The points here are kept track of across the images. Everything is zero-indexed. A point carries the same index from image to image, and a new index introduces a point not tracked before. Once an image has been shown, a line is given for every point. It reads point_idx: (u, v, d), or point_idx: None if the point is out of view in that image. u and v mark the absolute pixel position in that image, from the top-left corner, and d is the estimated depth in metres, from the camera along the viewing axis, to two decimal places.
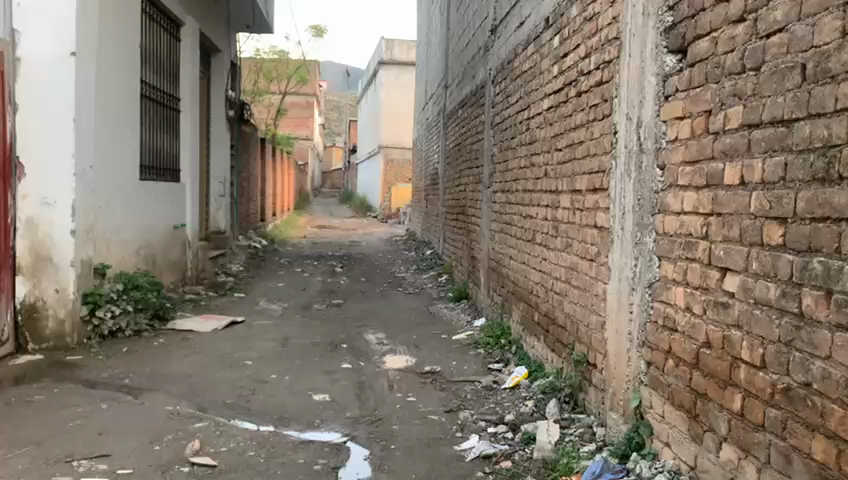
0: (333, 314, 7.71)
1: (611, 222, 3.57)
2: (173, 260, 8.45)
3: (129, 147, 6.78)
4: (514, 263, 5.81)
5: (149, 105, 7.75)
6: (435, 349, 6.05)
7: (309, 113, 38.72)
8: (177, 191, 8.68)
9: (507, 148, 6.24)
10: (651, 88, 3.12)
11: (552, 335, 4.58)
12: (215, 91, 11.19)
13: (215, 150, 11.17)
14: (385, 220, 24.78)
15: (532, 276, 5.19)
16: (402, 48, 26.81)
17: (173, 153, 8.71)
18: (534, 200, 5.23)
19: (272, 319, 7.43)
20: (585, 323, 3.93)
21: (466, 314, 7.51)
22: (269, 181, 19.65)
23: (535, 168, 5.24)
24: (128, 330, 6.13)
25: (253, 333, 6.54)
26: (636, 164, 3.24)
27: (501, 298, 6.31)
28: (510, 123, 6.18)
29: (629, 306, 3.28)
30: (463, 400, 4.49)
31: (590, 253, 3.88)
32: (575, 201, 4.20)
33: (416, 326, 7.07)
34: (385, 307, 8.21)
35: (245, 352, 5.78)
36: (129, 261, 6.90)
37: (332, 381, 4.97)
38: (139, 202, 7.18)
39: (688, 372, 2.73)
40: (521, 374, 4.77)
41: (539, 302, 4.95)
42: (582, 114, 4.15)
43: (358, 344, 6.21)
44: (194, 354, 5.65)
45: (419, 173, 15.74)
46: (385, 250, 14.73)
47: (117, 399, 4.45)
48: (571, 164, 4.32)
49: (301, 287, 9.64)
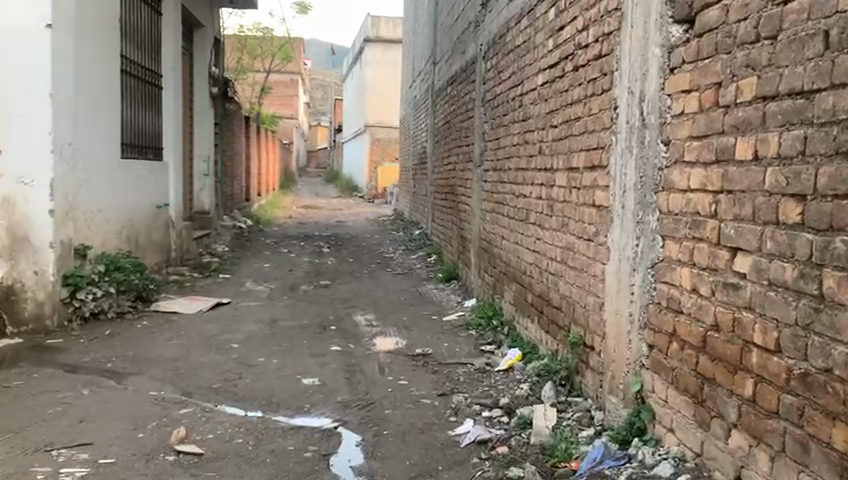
0: (322, 295, 7.58)
1: (611, 201, 3.45)
2: (156, 241, 8.26)
3: (109, 124, 6.57)
4: (506, 243, 5.69)
5: (129, 80, 7.51)
6: (425, 331, 5.94)
7: (294, 92, 38.23)
8: (160, 170, 8.47)
9: (499, 126, 6.10)
10: (655, 60, 2.99)
11: (546, 316, 4.49)
12: (198, 67, 10.92)
13: (198, 127, 10.94)
14: (372, 200, 24.59)
15: (525, 256, 5.08)
16: (388, 25, 26.49)
17: (156, 130, 8.49)
18: (527, 178, 5.09)
19: (259, 300, 7.28)
20: (581, 304, 3.83)
21: (456, 295, 7.41)
22: (255, 160, 19.41)
23: (528, 146, 5.10)
24: (111, 312, 5.95)
25: (239, 315, 6.40)
26: (638, 140, 3.11)
27: (492, 279, 6.20)
28: (503, 100, 6.03)
29: (630, 288, 3.18)
30: (456, 383, 4.39)
31: (588, 232, 3.76)
32: (572, 179, 4.07)
33: (406, 308, 6.95)
34: (374, 287, 8.09)
35: (232, 334, 5.64)
36: (111, 242, 6.71)
37: (321, 364, 4.85)
38: (120, 181, 6.99)
39: (694, 355, 2.63)
40: (515, 356, 4.68)
41: (533, 282, 4.84)
42: (579, 89, 4.01)
43: (347, 325, 6.09)
44: (179, 337, 5.50)
45: (407, 152, 15.57)
46: (372, 230, 14.58)
47: (99, 384, 4.31)
48: (568, 141, 4.18)
49: (287, 268, 9.48)
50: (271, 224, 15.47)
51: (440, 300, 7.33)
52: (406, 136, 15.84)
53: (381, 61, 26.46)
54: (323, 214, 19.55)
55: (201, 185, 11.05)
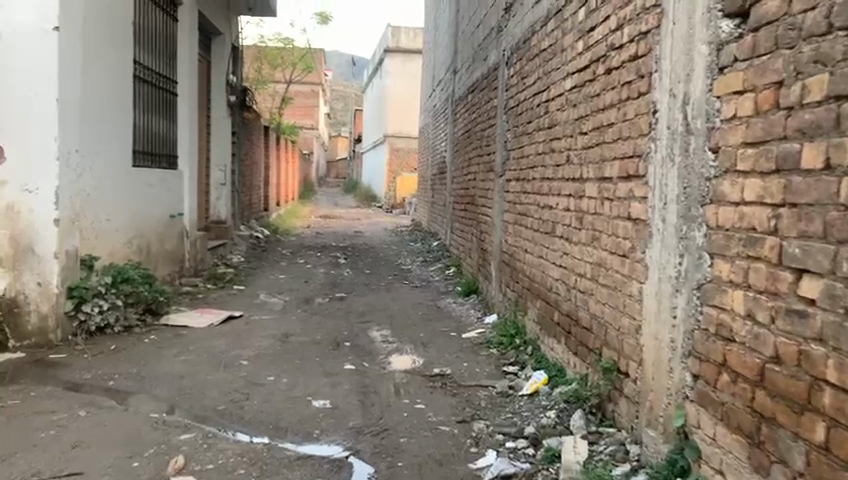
0: (337, 308, 7.31)
1: (649, 214, 3.16)
2: (169, 251, 8.06)
3: (119, 132, 6.39)
4: (530, 257, 5.41)
5: (143, 86, 7.33)
6: (444, 348, 5.66)
7: (314, 102, 38.21)
8: (174, 179, 8.29)
9: (523, 134, 5.82)
10: (701, 59, 2.70)
11: (575, 337, 4.20)
12: (215, 74, 10.76)
13: (215, 136, 10.77)
14: (390, 210, 24.34)
15: (551, 272, 4.79)
16: (409, 35, 26.31)
17: (170, 138, 8.32)
18: (554, 188, 4.81)
19: (272, 313, 7.03)
20: (615, 326, 3.56)
21: (476, 310, 7.12)
22: (273, 170, 19.29)
23: (554, 155, 4.83)
24: (119, 326, 5.72)
25: (250, 329, 6.14)
26: (682, 147, 2.83)
27: (515, 294, 5.90)
28: (527, 107, 5.75)
29: (672, 311, 2.89)
30: (477, 409, 4.10)
31: (622, 248, 3.48)
32: (603, 190, 3.79)
33: (424, 323, 6.66)
34: (391, 301, 7.81)
35: (242, 350, 5.39)
36: (120, 252, 6.51)
37: (334, 384, 4.57)
38: (130, 190, 6.80)
39: (749, 390, 2.33)
40: (540, 379, 4.38)
41: (560, 300, 4.55)
42: (612, 94, 3.74)
43: (361, 342, 5.82)
44: (187, 353, 5.26)
45: (426, 161, 15.32)
46: (390, 240, 14.30)
47: (98, 404, 4.06)
48: (600, 148, 3.90)
49: (303, 279, 9.24)
50: (289, 234, 15.26)
51: (459, 315, 7.03)
52: (425, 146, 15.58)
53: (401, 70, 26.28)
54: (341, 224, 19.32)
55: (217, 195, 10.87)
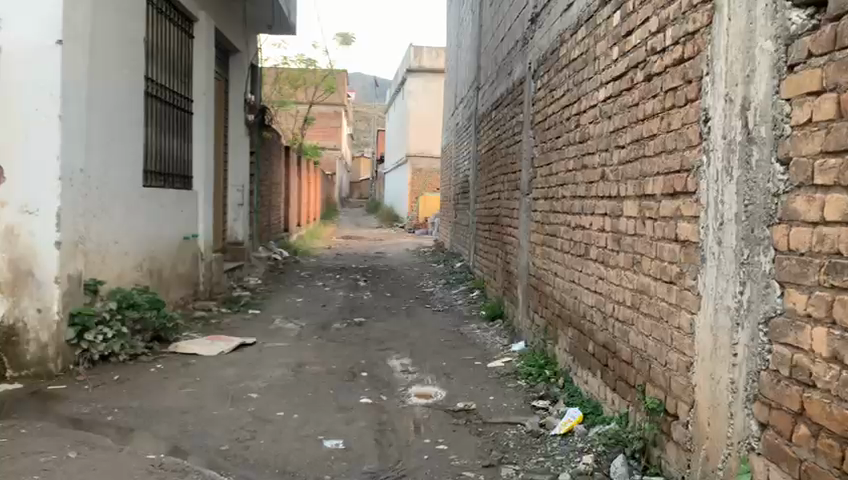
0: (354, 335, 6.96)
1: (702, 236, 2.79)
2: (182, 274, 7.79)
3: (129, 150, 6.16)
4: (560, 281, 5.04)
5: (155, 104, 7.10)
6: (467, 379, 5.28)
7: (336, 123, 38.25)
8: (188, 200, 8.04)
9: (552, 149, 5.47)
10: (765, 57, 2.34)
11: (613, 371, 3.84)
12: (234, 93, 10.57)
13: (234, 156, 10.56)
14: (413, 230, 24.03)
15: (584, 298, 4.42)
16: (431, 55, 26.12)
17: (184, 158, 8.09)
18: (586, 207, 4.44)
19: (287, 340, 6.69)
20: (661, 362, 3.18)
21: (501, 337, 6.73)
22: (294, 191, 19.11)
23: (587, 171, 4.47)
24: (124, 354, 5.42)
25: (263, 358, 5.81)
26: (742, 159, 2.46)
27: (544, 321, 5.52)
28: (555, 122, 5.41)
29: (732, 348, 2.50)
30: (505, 451, 3.72)
31: (668, 273, 3.11)
32: (645, 209, 3.43)
33: (446, 351, 6.29)
34: (412, 326, 7.44)
35: (252, 381, 5.05)
36: (129, 276, 6.24)
37: (348, 421, 4.20)
38: (141, 211, 6.55)
39: (838, 448, 1.94)
40: (575, 417, 3.99)
41: (595, 329, 4.17)
42: (654, 102, 3.39)
43: (379, 371, 5.46)
44: (193, 385, 4.93)
45: (448, 181, 15.01)
46: (411, 262, 13.97)
47: (92, 443, 3.73)
48: (639, 163, 3.54)
49: (321, 303, 8.91)
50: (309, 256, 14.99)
51: (483, 342, 6.65)
52: (448, 165, 15.28)
53: (424, 90, 26.09)
54: (362, 245, 19.04)
55: (235, 216, 10.63)
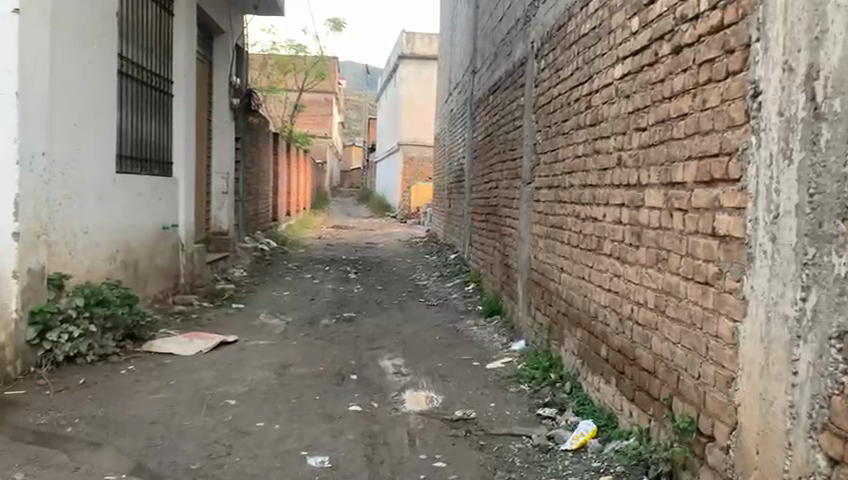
0: (344, 332, 6.53)
1: (750, 231, 2.38)
2: (160, 266, 7.34)
3: (101, 133, 5.70)
4: (567, 276, 4.64)
5: (131, 84, 6.63)
6: (466, 383, 4.88)
7: (327, 111, 37.68)
8: (168, 187, 7.59)
9: (557, 134, 5.06)
10: (841, 15, 1.93)
11: (631, 380, 3.45)
12: (218, 75, 10.08)
13: (218, 142, 10.09)
14: (405, 220, 23.56)
15: (596, 297, 4.02)
16: (424, 41, 25.57)
17: (164, 143, 7.63)
18: (599, 197, 4.04)
19: (271, 337, 6.25)
20: (693, 373, 2.78)
21: (500, 334, 6.33)
22: (283, 179, 18.60)
23: (600, 156, 4.06)
24: (92, 355, 4.97)
25: (244, 358, 5.38)
26: (808, 140, 2.07)
27: (548, 320, 5.11)
28: (561, 104, 4.99)
29: (793, 364, 2.11)
30: (510, 470, 3.31)
31: (704, 273, 2.71)
32: (673, 198, 3.03)
33: (442, 350, 5.87)
34: (404, 323, 7.02)
35: (231, 385, 4.62)
36: (100, 269, 5.79)
37: (335, 433, 3.78)
38: (114, 199, 6.09)
39: None
40: (587, 431, 3.59)
41: (609, 332, 3.78)
42: (685, 77, 2.98)
43: (370, 374, 5.04)
44: (166, 389, 4.49)
45: (442, 169, 14.55)
46: (403, 253, 13.52)
47: (44, 462, 3.30)
48: (666, 147, 3.14)
49: (309, 296, 8.47)
50: (299, 246, 14.53)
51: (481, 340, 6.23)
52: (441, 154, 14.81)
53: (416, 78, 25.55)
54: (354, 235, 18.57)
55: (219, 204, 10.16)
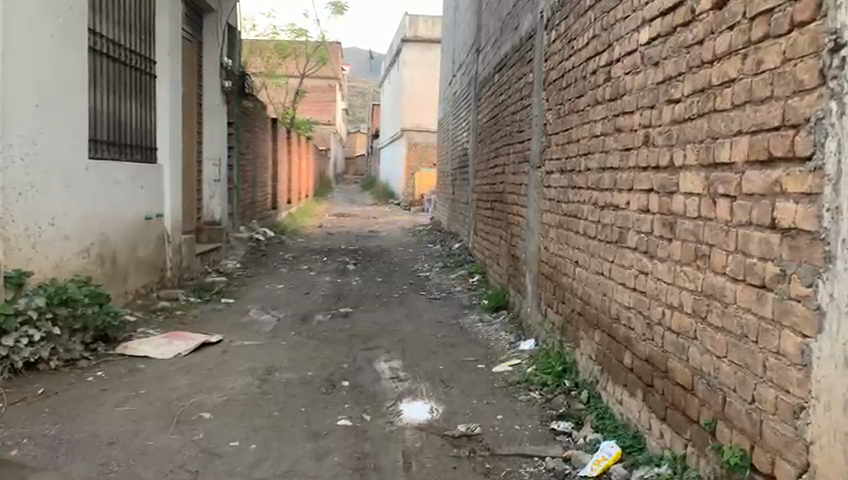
0: (338, 330, 6.03)
1: (827, 222, 1.88)
2: (143, 258, 6.86)
3: (69, 115, 5.22)
4: (584, 271, 4.13)
5: (107, 63, 6.12)
6: (470, 390, 4.38)
7: (330, 97, 37.11)
8: (152, 174, 7.09)
9: (571, 112, 4.54)
10: None
11: (663, 396, 2.96)
12: (208, 56, 9.56)
13: (209, 127, 9.59)
14: (408, 208, 23.02)
15: (618, 296, 3.52)
16: (427, 24, 24.99)
17: (146, 127, 7.13)
18: (621, 182, 3.53)
19: (259, 336, 5.76)
20: (745, 396, 2.28)
21: (507, 332, 5.83)
22: (283, 165, 18.11)
23: (623, 135, 3.54)
24: (57, 361, 4.50)
25: (226, 362, 4.90)
26: None
27: (560, 319, 4.62)
28: (575, 78, 4.48)
29: None
30: None
31: (761, 273, 2.20)
32: (718, 182, 2.52)
33: (443, 350, 5.38)
34: (404, 319, 6.53)
35: (207, 395, 4.14)
36: (71, 264, 5.31)
37: (320, 455, 3.30)
38: (88, 187, 5.60)
39: None
40: (611, 454, 3.09)
41: (634, 338, 3.29)
42: (732, 34, 2.46)
43: (364, 380, 4.55)
44: (134, 401, 4.00)
45: (445, 155, 14.03)
46: (405, 242, 13.02)
47: None
48: (708, 121, 2.62)
49: (304, 290, 7.98)
50: (298, 236, 14.03)
51: (487, 338, 5.74)
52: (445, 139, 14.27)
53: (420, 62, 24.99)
54: (356, 223, 18.08)
55: (211, 192, 9.67)
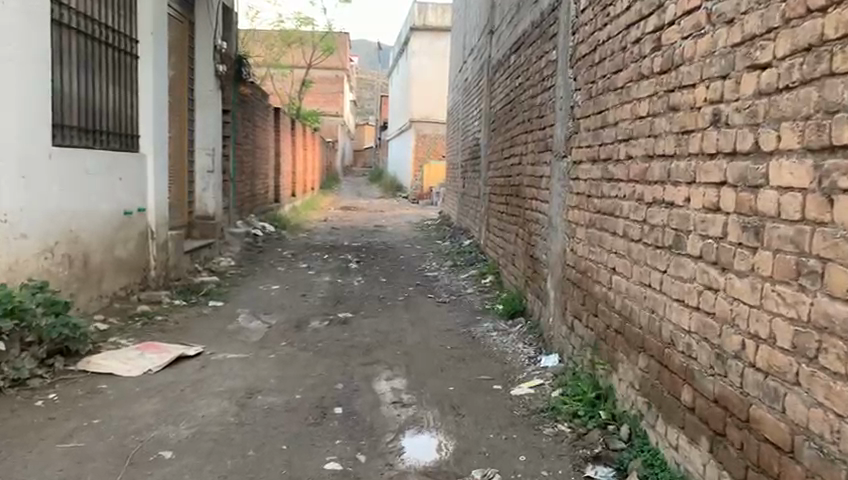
0: (335, 340, 5.35)
1: None
2: (122, 257, 6.21)
3: (23, 94, 4.59)
4: (625, 281, 3.43)
5: (75, 39, 5.45)
6: (486, 419, 3.70)
7: (337, 89, 36.32)
8: (132, 165, 6.42)
9: (607, 91, 3.82)
10: None
11: (743, 453, 2.26)
12: (200, 38, 8.88)
13: (201, 115, 8.93)
14: (416, 201, 22.34)
15: (674, 316, 2.83)
16: (436, 11, 24.13)
17: (126, 113, 6.45)
18: (679, 173, 2.82)
19: (245, 348, 5.08)
20: None
21: (525, 344, 5.14)
22: (287, 157, 17.41)
23: (681, 115, 2.83)
24: (2, 381, 3.83)
25: (203, 381, 4.22)
26: None
27: (592, 334, 3.92)
28: (612, 49, 3.76)
29: None
30: None
31: None
32: (838, 171, 1.83)
33: (454, 366, 4.68)
34: (410, 327, 5.84)
35: (172, 427, 3.46)
36: (25, 267, 4.65)
37: None
38: (51, 177, 4.96)
39: None
40: None
41: (698, 370, 2.60)
42: None
43: (360, 405, 3.87)
44: (82, 435, 3.34)
45: (455, 145, 13.31)
46: (412, 237, 12.31)
47: None
48: (820, 90, 1.92)
49: (300, 291, 7.31)
50: (299, 230, 13.37)
51: (503, 351, 5.05)
52: (455, 128, 13.55)
53: (428, 50, 24.22)
54: (361, 218, 17.35)
55: (204, 185, 9.00)
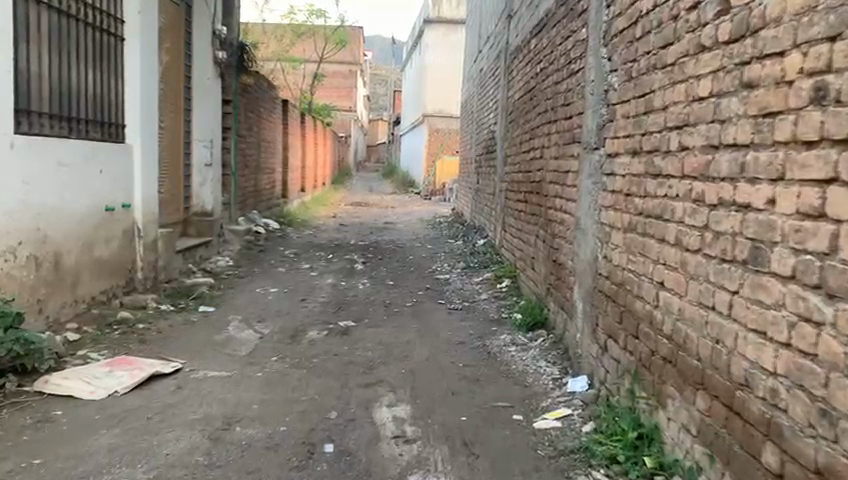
0: (333, 355, 4.76)
1: None
2: (102, 258, 5.64)
3: None
4: (677, 299, 2.80)
5: (45, 14, 4.87)
6: (504, 462, 3.08)
7: (350, 83, 35.69)
8: (116, 157, 5.83)
9: (653, 69, 3.18)
10: None
11: None
12: (198, 23, 8.31)
13: (198, 105, 8.35)
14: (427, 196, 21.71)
15: (751, 351, 2.21)
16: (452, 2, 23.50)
17: (109, 99, 5.85)
18: (759, 169, 2.20)
19: (230, 364, 4.49)
20: None
21: (548, 363, 4.52)
22: (296, 150, 16.84)
23: (762, 93, 2.20)
24: None
25: (174, 407, 3.63)
26: None
27: (632, 360, 3.30)
28: (661, 18, 3.13)
29: None
30: None
31: None
32: None
33: (467, 390, 4.07)
34: (417, 339, 5.23)
35: (126, 470, 2.87)
36: None
37: None
38: (12, 171, 4.39)
39: None
40: None
41: (789, 427, 1.98)
42: None
43: (356, 440, 3.27)
44: None
45: (469, 140, 12.69)
46: (424, 236, 11.69)
47: None
48: None
49: (299, 296, 6.72)
50: (305, 227, 12.81)
51: (522, 371, 4.43)
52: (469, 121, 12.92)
53: (443, 42, 23.60)
54: (370, 214, 16.74)
55: (201, 179, 8.43)
